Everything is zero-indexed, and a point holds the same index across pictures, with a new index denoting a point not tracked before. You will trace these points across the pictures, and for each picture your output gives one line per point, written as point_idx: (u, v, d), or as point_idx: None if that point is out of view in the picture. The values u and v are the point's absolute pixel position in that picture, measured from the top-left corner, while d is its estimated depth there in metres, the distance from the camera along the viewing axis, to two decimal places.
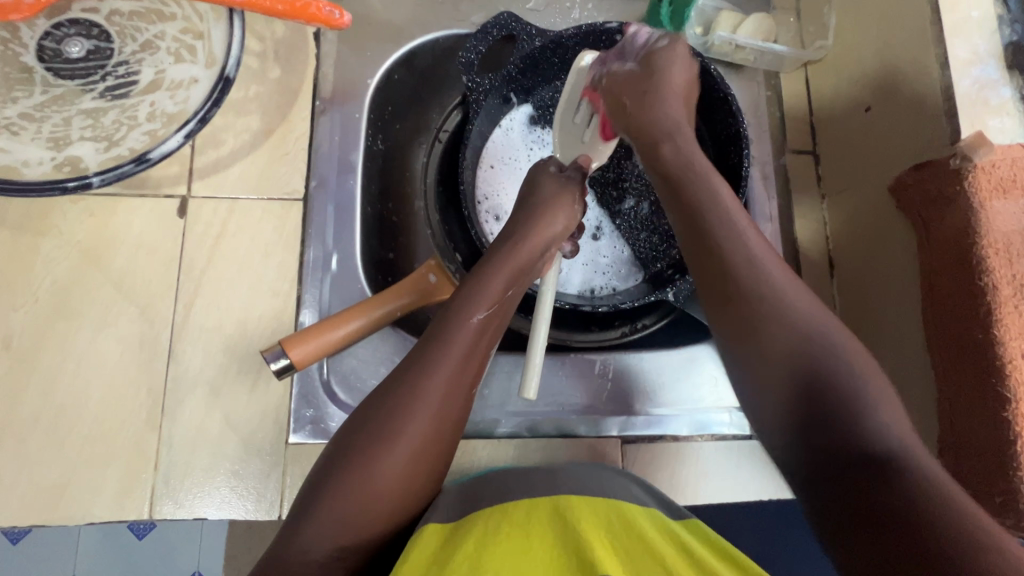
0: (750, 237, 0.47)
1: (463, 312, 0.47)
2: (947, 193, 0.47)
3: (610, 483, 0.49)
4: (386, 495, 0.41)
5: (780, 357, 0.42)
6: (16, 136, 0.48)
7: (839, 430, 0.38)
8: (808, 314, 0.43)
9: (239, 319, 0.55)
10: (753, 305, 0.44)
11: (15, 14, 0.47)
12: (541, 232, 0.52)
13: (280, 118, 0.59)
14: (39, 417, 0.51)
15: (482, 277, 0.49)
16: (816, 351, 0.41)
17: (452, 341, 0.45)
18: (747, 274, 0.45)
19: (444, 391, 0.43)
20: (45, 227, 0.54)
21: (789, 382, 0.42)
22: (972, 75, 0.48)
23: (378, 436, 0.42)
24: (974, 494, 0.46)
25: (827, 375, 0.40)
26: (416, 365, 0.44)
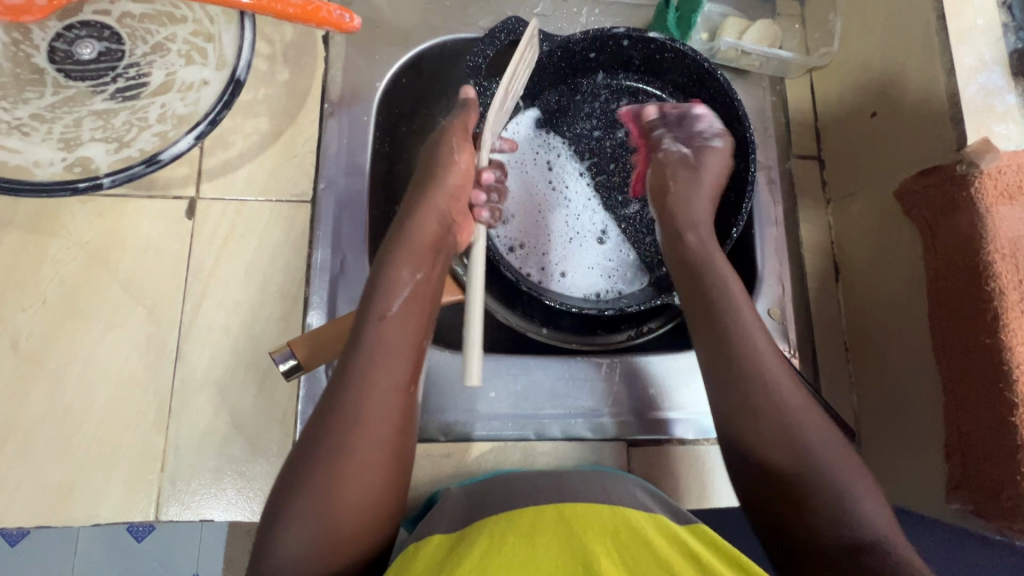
0: (760, 336, 0.49)
1: (377, 307, 0.46)
2: (955, 198, 0.47)
3: (615, 490, 0.49)
4: (353, 502, 0.42)
5: (774, 441, 0.45)
6: (27, 137, 0.48)
7: (819, 522, 0.42)
8: (806, 414, 0.46)
9: (246, 321, 0.55)
10: (756, 386, 0.47)
11: (29, 15, 0.49)
12: (435, 205, 0.53)
13: (289, 120, 0.60)
14: (45, 417, 0.51)
15: (389, 267, 0.48)
16: (812, 447, 0.45)
17: (382, 336, 0.45)
18: (754, 372, 0.47)
19: (383, 384, 0.44)
20: (54, 227, 0.54)
21: (784, 464, 0.45)
22: (978, 82, 0.48)
23: (332, 442, 0.42)
24: (982, 498, 0.46)
25: (818, 470, 0.44)
26: (359, 367, 0.44)
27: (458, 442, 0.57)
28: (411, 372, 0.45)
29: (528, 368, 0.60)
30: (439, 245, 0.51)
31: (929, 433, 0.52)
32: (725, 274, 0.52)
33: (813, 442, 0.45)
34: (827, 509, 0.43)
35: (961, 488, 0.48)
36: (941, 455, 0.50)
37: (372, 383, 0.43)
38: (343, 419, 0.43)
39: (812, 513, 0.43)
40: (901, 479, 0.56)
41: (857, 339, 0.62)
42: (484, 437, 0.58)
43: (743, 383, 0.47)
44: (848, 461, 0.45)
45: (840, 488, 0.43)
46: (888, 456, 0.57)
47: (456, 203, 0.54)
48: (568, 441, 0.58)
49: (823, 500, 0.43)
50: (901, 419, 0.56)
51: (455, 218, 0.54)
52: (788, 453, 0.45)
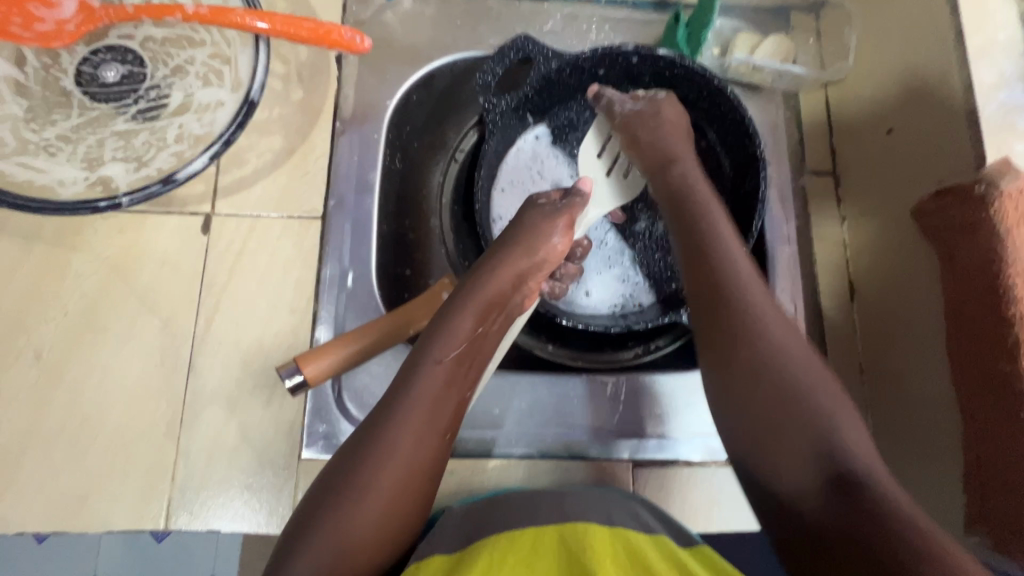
0: (734, 249, 0.50)
1: (430, 355, 0.47)
2: (973, 220, 0.46)
3: (616, 510, 0.49)
4: (364, 532, 0.41)
5: (768, 364, 0.44)
6: (53, 157, 0.51)
7: (791, 447, 0.42)
8: (788, 340, 0.45)
9: (255, 335, 0.56)
10: (731, 309, 0.47)
11: (58, 41, 0.52)
12: (511, 267, 0.52)
13: (302, 138, 0.61)
14: (65, 426, 0.52)
15: (452, 317, 0.49)
16: (787, 363, 0.44)
17: (421, 385, 0.45)
18: (732, 288, 0.48)
19: (422, 435, 0.44)
20: (77, 242, 0.56)
21: (780, 394, 0.43)
22: (998, 99, 0.47)
23: (357, 473, 0.42)
24: (1000, 535, 0.44)
25: (788, 377, 0.44)
26: (386, 415, 0.44)
27: (461, 459, 0.57)
28: (448, 425, 0.46)
29: (531, 383, 0.60)
30: (504, 304, 0.51)
31: (944, 462, 0.50)
32: (714, 211, 0.53)
33: (788, 358, 0.44)
34: (804, 434, 0.41)
35: (980, 521, 0.45)
36: (959, 486, 0.48)
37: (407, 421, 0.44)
38: (362, 459, 0.43)
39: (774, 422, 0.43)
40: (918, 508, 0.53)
41: (872, 362, 0.60)
42: (506, 454, 0.58)
43: (709, 283, 0.48)
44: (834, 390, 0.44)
45: (812, 399, 0.42)
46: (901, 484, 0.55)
47: (538, 269, 0.54)
48: (571, 459, 0.58)
49: (782, 392, 0.43)
50: (917, 446, 0.54)
51: (528, 284, 0.53)
52: (755, 375, 0.44)
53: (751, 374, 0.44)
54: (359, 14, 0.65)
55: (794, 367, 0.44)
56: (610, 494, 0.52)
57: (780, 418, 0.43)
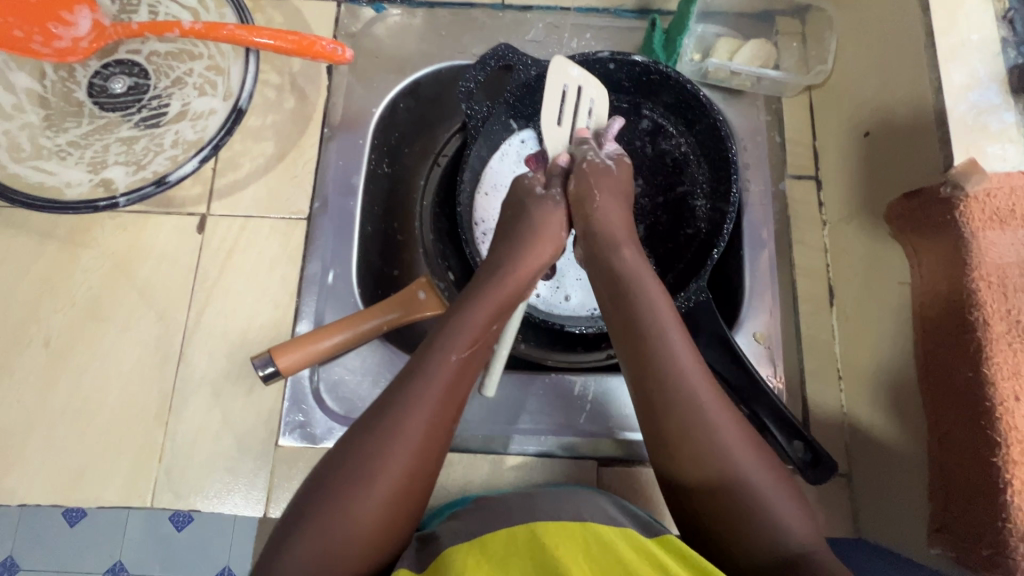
0: (669, 325, 0.48)
1: (442, 349, 0.46)
2: (941, 222, 0.46)
3: (586, 508, 0.49)
4: (369, 520, 0.40)
5: (698, 453, 0.43)
6: (63, 161, 0.56)
7: (744, 538, 0.41)
8: (737, 443, 0.43)
9: (241, 328, 0.59)
10: (662, 393, 0.45)
11: (73, 56, 0.58)
12: (525, 266, 0.55)
13: (292, 143, 0.65)
14: (66, 407, 0.57)
15: (465, 313, 0.49)
16: (735, 465, 0.43)
17: (433, 374, 0.44)
18: (662, 379, 0.45)
19: (431, 424, 0.43)
20: (86, 239, 0.61)
21: (712, 488, 0.42)
22: (970, 100, 0.46)
23: (359, 468, 0.41)
24: (964, 546, 0.42)
25: (717, 467, 0.43)
26: (397, 400, 0.43)
27: None
28: (455, 417, 0.45)
29: (502, 383, 0.61)
30: (514, 303, 0.52)
31: (912, 470, 0.49)
32: (657, 302, 0.50)
33: (716, 449, 0.43)
34: (745, 524, 0.41)
35: (945, 531, 0.44)
36: (925, 495, 0.47)
37: (416, 407, 0.43)
38: (371, 445, 0.41)
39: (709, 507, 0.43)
40: (888, 518, 0.52)
41: (850, 367, 0.59)
42: (474, 449, 0.59)
43: (642, 363, 0.47)
44: (777, 481, 0.43)
45: (745, 492, 0.42)
46: (876, 493, 0.54)
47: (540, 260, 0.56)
48: (540, 458, 0.59)
49: (716, 484, 0.42)
50: (890, 454, 0.52)
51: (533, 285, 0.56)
52: (692, 464, 0.43)
53: (689, 462, 0.43)
54: (350, 28, 0.69)
55: (721, 455, 0.43)
56: (576, 492, 0.52)
57: (726, 513, 0.42)
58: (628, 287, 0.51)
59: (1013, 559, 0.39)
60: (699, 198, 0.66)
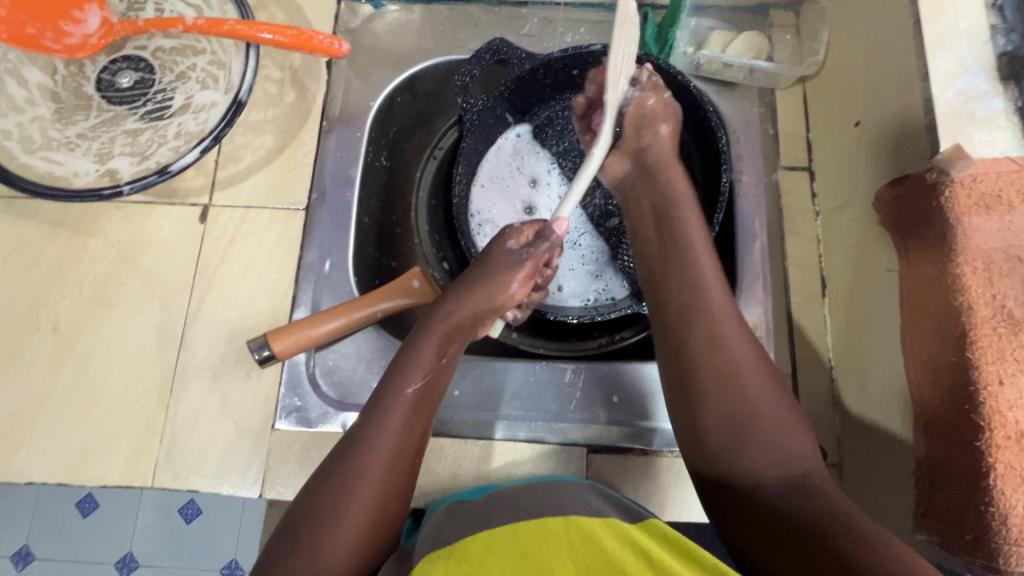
0: (699, 244, 0.52)
1: (395, 384, 0.47)
2: (926, 208, 0.46)
3: (569, 498, 0.48)
4: (344, 554, 0.41)
5: (714, 363, 0.46)
6: (72, 152, 0.58)
7: (752, 464, 0.43)
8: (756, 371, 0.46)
9: (240, 315, 0.61)
10: (685, 303, 0.49)
11: (82, 52, 0.60)
12: (473, 303, 0.52)
13: (292, 136, 0.67)
14: (73, 390, 0.59)
15: (414, 346, 0.50)
16: (747, 384, 0.45)
17: (390, 409, 0.46)
18: (692, 287, 0.50)
19: (392, 456, 0.44)
20: (93, 229, 0.63)
21: (725, 397, 0.45)
22: (956, 87, 0.46)
23: (325, 506, 0.42)
24: (944, 529, 0.43)
25: (733, 377, 0.46)
26: (355, 440, 0.45)
27: None
28: (416, 446, 0.46)
29: (494, 369, 0.62)
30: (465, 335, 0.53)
31: (900, 456, 0.49)
32: (696, 243, 0.53)
33: (732, 361, 0.46)
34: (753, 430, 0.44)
35: (926, 516, 0.44)
36: (909, 480, 0.47)
37: (376, 441, 0.44)
38: (335, 483, 0.43)
39: (717, 417, 0.45)
40: (877, 506, 0.52)
41: (841, 356, 0.59)
42: (465, 435, 0.60)
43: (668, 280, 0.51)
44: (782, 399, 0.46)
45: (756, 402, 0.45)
46: (865, 481, 0.54)
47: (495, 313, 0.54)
48: (531, 443, 0.60)
49: (726, 399, 0.45)
50: (878, 442, 0.52)
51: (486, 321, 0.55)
52: (713, 368, 0.46)
53: (707, 369, 0.46)
54: (349, 24, 0.71)
55: (736, 368, 0.46)
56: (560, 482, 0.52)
57: (738, 424, 0.44)
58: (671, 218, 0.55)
59: (995, 541, 0.39)
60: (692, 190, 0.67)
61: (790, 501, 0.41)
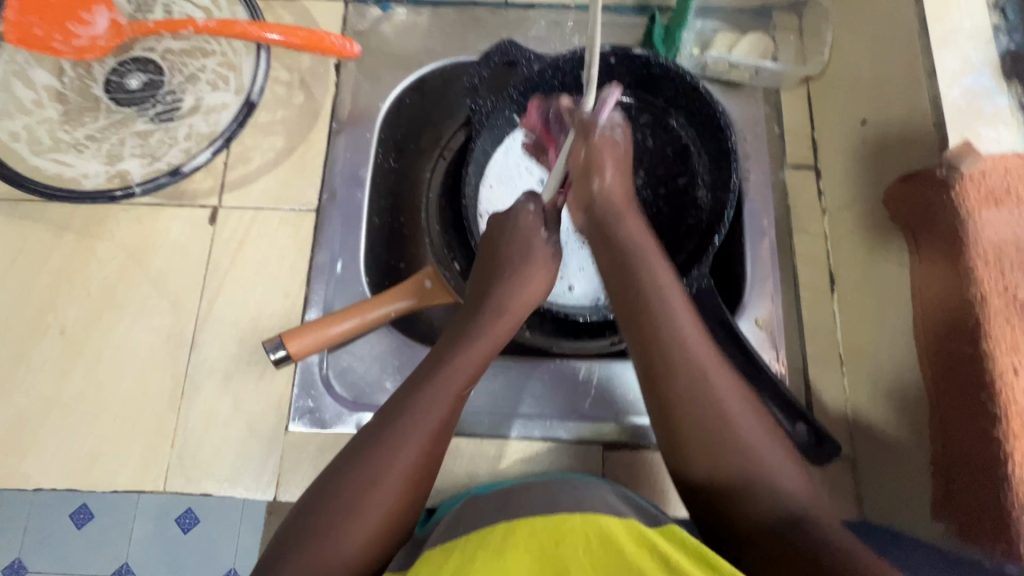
0: (662, 272, 0.53)
1: (445, 379, 0.48)
2: (936, 202, 0.47)
3: (583, 494, 0.47)
4: (361, 547, 0.41)
5: (686, 394, 0.47)
6: (81, 153, 0.58)
7: (749, 495, 0.44)
8: (743, 414, 0.46)
9: (252, 316, 0.61)
10: (652, 325, 0.49)
11: (91, 54, 0.60)
12: (518, 301, 0.55)
13: (301, 138, 0.67)
14: (82, 394, 0.58)
15: (465, 344, 0.51)
16: (732, 430, 0.46)
17: (433, 401, 0.46)
18: (655, 307, 0.50)
19: (428, 445, 0.45)
20: (101, 231, 0.63)
21: (702, 424, 0.46)
22: (962, 85, 0.47)
23: (352, 488, 0.43)
24: (967, 515, 0.43)
25: (709, 408, 0.46)
26: (393, 424, 0.45)
27: None
28: (448, 442, 0.47)
29: (509, 369, 0.63)
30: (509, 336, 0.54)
31: (915, 447, 0.49)
32: (663, 276, 0.52)
33: (713, 397, 0.46)
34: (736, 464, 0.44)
35: (948, 504, 0.45)
36: (927, 469, 0.48)
37: (416, 432, 0.45)
38: (367, 469, 0.43)
39: (698, 452, 0.46)
40: (892, 499, 0.52)
41: (851, 351, 0.59)
42: (480, 433, 0.60)
43: (632, 301, 0.51)
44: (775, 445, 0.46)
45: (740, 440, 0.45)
46: (879, 475, 0.54)
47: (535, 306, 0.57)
48: (546, 441, 0.60)
49: (708, 430, 0.46)
50: (892, 435, 0.53)
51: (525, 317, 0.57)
52: (690, 397, 0.47)
53: (684, 397, 0.47)
54: (357, 25, 0.71)
55: (710, 403, 0.46)
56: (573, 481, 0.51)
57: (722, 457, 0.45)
58: (635, 265, 0.53)
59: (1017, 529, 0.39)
60: (700, 188, 0.67)
61: (784, 533, 0.41)
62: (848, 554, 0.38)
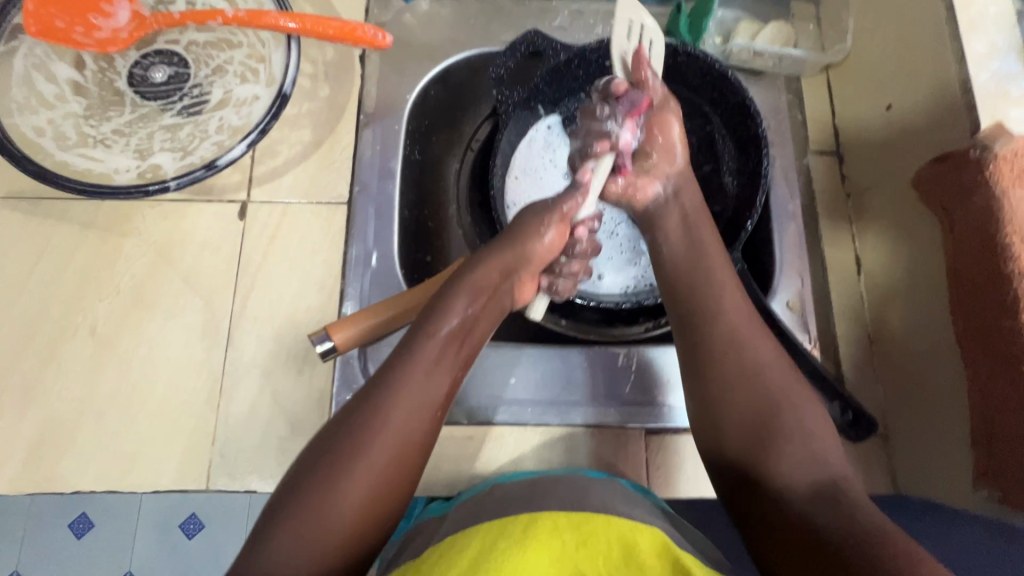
0: (716, 257, 0.55)
1: (425, 332, 0.49)
2: (970, 183, 0.48)
3: (608, 497, 0.49)
4: (356, 501, 0.42)
5: (733, 367, 0.50)
6: (109, 148, 0.56)
7: (780, 468, 0.47)
8: (783, 392, 0.49)
9: (288, 311, 0.60)
10: (701, 306, 0.52)
11: (113, 46, 0.59)
12: (504, 258, 0.53)
13: (329, 130, 0.66)
14: (116, 394, 0.57)
15: (447, 299, 0.51)
16: (771, 404, 0.49)
17: (416, 354, 0.48)
18: (705, 287, 0.53)
19: (413, 401, 0.46)
20: (128, 229, 0.61)
21: (743, 399, 0.49)
22: (991, 69, 0.49)
23: (342, 445, 0.44)
24: (1006, 483, 0.45)
25: (753, 385, 0.49)
26: (381, 382, 0.46)
27: (481, 426, 0.60)
28: (438, 399, 0.47)
29: (546, 357, 0.62)
30: (494, 291, 0.52)
31: (953, 420, 0.51)
32: (713, 259, 0.55)
33: (756, 370, 0.49)
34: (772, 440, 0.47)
35: (988, 474, 0.47)
36: (966, 440, 0.50)
37: (400, 386, 0.46)
38: (360, 425, 0.44)
39: (735, 422, 0.49)
40: (927, 470, 0.54)
41: (880, 330, 0.61)
42: (522, 422, 0.60)
43: (682, 283, 0.54)
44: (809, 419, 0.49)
45: (779, 417, 0.48)
46: (913, 449, 0.56)
47: (527, 264, 0.54)
48: (588, 427, 0.60)
49: (749, 404, 0.49)
50: (927, 409, 0.55)
51: (522, 275, 0.55)
52: (734, 370, 0.50)
53: (727, 372, 0.50)
54: (380, 17, 0.70)
55: (752, 378, 0.49)
56: (589, 479, 0.52)
57: (762, 432, 0.48)
58: (692, 252, 0.55)
59: None
60: (725, 176, 0.68)
61: (810, 509, 0.44)
62: (865, 532, 0.41)
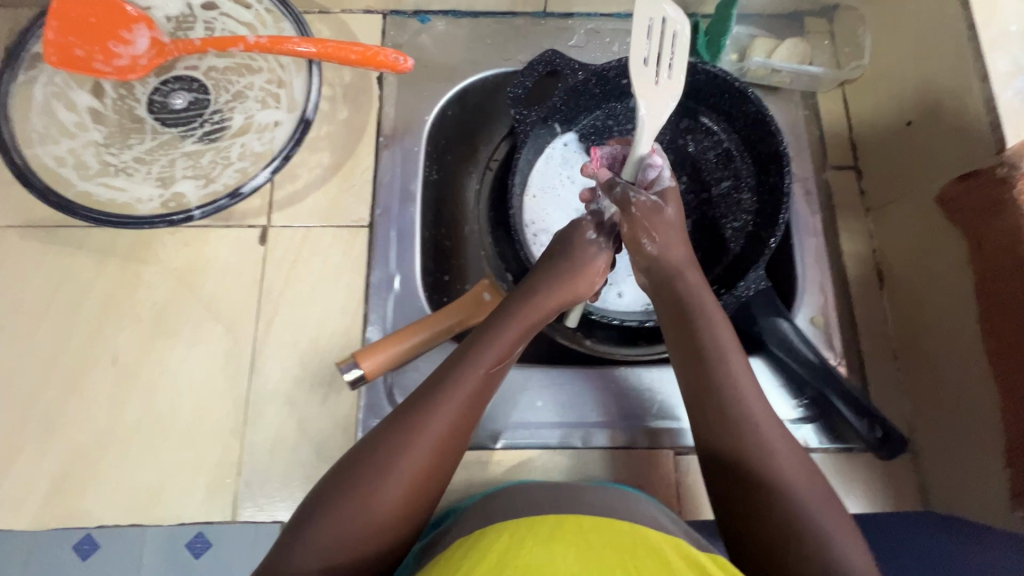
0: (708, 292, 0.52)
1: (468, 362, 0.45)
2: (997, 200, 0.48)
3: (638, 509, 0.48)
4: (386, 521, 0.40)
5: (725, 409, 0.46)
6: (131, 177, 0.56)
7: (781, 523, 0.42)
8: (782, 439, 0.45)
9: (312, 337, 0.60)
10: (701, 342, 0.49)
11: (133, 74, 0.58)
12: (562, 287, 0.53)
13: (348, 153, 0.66)
14: (140, 424, 0.56)
15: (492, 329, 0.48)
16: (770, 450, 0.44)
17: (457, 387, 0.44)
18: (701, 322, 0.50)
19: (448, 435, 0.43)
20: (148, 256, 0.61)
21: (736, 445, 0.45)
22: (1015, 87, 0.49)
23: (374, 466, 0.41)
24: None
25: (746, 429, 0.45)
26: (416, 408, 0.43)
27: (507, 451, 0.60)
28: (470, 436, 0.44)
29: (574, 379, 0.63)
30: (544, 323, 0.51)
31: (984, 438, 0.51)
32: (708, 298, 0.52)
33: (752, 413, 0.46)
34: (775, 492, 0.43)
35: None
36: (1000, 459, 0.49)
37: (438, 417, 0.43)
38: (392, 450, 0.41)
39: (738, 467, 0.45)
40: (959, 488, 0.54)
41: (905, 345, 0.61)
42: (548, 444, 0.60)
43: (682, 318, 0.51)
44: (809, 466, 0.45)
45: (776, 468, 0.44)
46: (945, 467, 0.56)
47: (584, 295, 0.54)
48: (614, 449, 0.60)
49: (750, 452, 0.44)
50: (957, 427, 0.54)
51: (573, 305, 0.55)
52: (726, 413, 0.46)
53: (723, 415, 0.46)
54: (397, 38, 0.70)
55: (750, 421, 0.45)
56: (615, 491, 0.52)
57: (758, 484, 0.44)
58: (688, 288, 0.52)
59: None
60: (744, 192, 0.68)
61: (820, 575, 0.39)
62: None
